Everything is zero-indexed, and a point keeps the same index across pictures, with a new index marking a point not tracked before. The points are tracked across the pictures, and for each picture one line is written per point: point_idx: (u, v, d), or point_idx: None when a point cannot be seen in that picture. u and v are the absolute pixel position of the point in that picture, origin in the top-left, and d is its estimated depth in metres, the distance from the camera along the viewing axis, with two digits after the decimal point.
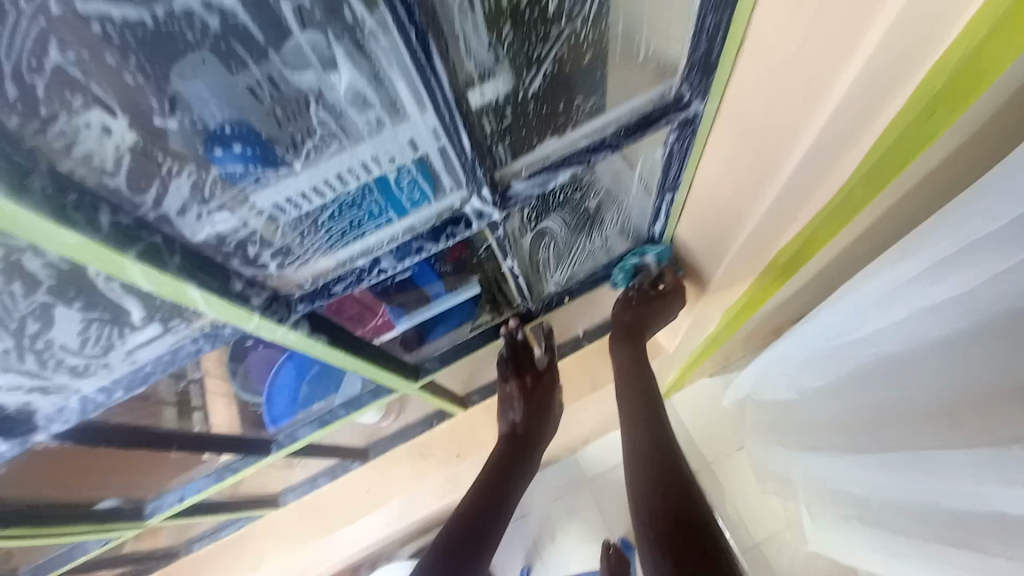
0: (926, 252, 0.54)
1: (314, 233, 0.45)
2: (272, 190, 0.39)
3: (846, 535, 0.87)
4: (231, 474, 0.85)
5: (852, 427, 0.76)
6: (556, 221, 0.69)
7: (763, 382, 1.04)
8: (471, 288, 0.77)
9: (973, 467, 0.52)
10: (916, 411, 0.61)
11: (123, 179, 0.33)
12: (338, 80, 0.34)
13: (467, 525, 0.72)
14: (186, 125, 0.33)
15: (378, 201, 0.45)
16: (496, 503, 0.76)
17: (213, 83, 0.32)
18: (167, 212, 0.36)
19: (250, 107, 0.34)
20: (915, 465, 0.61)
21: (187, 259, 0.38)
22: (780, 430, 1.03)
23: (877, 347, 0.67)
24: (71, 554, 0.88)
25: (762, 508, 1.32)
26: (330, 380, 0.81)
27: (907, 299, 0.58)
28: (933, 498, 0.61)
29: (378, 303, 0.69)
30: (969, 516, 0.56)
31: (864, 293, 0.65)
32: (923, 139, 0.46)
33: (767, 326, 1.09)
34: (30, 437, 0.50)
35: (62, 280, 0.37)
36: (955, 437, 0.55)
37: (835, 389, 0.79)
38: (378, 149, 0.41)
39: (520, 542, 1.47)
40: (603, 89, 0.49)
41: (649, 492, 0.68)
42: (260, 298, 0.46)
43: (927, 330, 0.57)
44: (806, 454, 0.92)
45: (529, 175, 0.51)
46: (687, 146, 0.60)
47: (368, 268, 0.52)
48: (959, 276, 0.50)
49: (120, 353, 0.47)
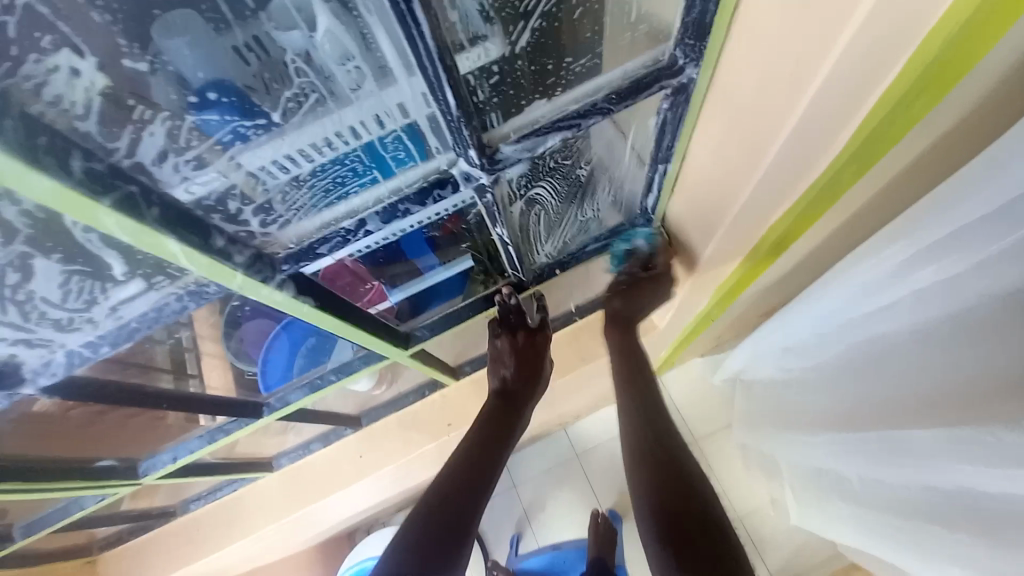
0: (918, 235, 0.54)
1: (297, 191, 0.44)
2: (258, 151, 0.39)
3: (823, 511, 0.90)
4: (223, 436, 0.87)
5: (836, 407, 0.77)
6: (546, 190, 0.68)
7: (752, 361, 1.05)
8: (463, 261, 0.79)
9: (950, 451, 0.53)
10: (897, 394, 0.63)
11: (95, 125, 0.32)
12: (323, 38, 0.34)
13: (450, 506, 0.68)
14: (164, 74, 0.34)
15: (363, 160, 0.44)
16: (478, 481, 0.74)
17: (195, 38, 0.33)
18: (142, 161, 0.35)
19: (236, 67, 0.35)
20: (891, 445, 0.63)
21: (164, 212, 0.37)
22: (766, 410, 1.04)
23: (869, 329, 0.67)
24: (68, 509, 0.90)
25: (745, 486, 1.36)
26: (322, 352, 0.82)
27: (898, 282, 0.59)
28: (910, 480, 0.63)
29: (369, 275, 0.68)
30: (949, 499, 0.57)
31: (855, 275, 0.65)
32: (899, 127, 0.46)
33: (759, 306, 1.10)
34: (17, 390, 0.51)
35: (40, 230, 0.37)
36: (932, 421, 0.56)
37: (823, 370, 0.81)
38: (362, 110, 0.40)
39: (509, 511, 1.52)
40: (596, 50, 0.48)
41: (645, 473, 0.70)
42: (244, 256, 0.45)
43: (916, 317, 0.59)
44: (789, 434, 0.94)
45: (517, 140, 0.50)
46: (679, 116, 0.59)
47: (354, 229, 0.51)
48: (954, 257, 0.50)
49: (104, 308, 0.47)
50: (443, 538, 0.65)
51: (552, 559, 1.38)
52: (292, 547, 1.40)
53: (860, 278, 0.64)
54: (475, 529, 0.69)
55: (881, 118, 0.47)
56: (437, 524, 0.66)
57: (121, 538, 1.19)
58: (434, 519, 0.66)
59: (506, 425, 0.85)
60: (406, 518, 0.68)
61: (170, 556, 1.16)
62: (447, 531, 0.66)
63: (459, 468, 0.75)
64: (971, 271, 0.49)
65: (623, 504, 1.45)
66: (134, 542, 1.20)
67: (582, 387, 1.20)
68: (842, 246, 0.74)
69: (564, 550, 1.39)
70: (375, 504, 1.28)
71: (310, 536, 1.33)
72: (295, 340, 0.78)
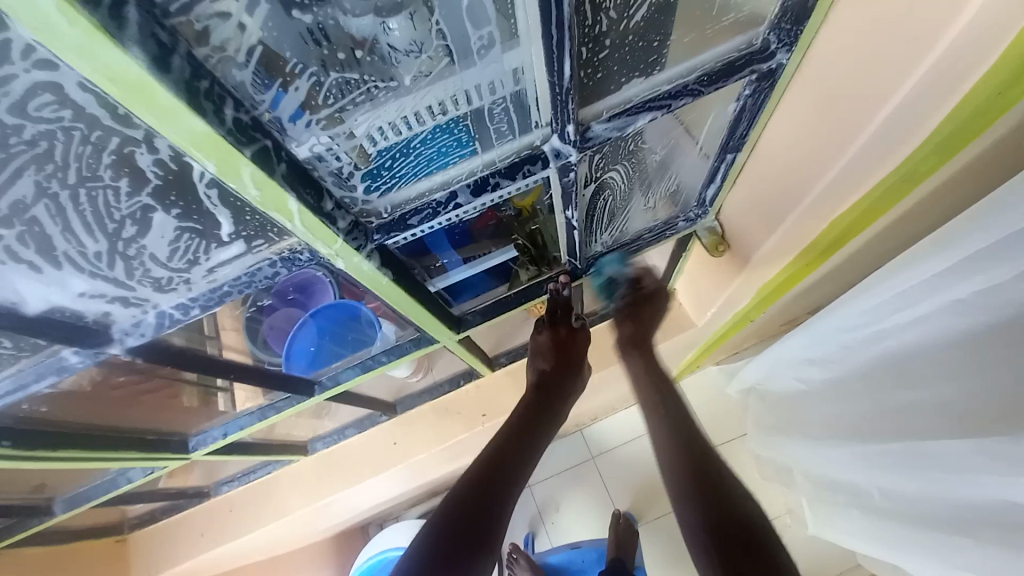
0: (952, 249, 0.55)
1: (404, 159, 0.45)
2: (380, 112, 0.40)
3: (838, 523, 0.91)
4: (273, 413, 0.86)
5: (853, 417, 0.78)
6: (619, 173, 0.68)
7: (769, 371, 1.05)
8: (503, 251, 0.78)
9: (975, 459, 0.53)
10: (923, 402, 0.63)
11: (248, 75, 0.32)
12: (394, 26, 0.35)
13: (464, 520, 0.57)
14: (240, 43, 0.31)
15: (468, 129, 0.46)
16: (498, 483, 0.62)
17: (274, 14, 0.31)
18: (280, 117, 0.36)
19: (303, 51, 0.34)
20: (919, 456, 0.62)
21: (290, 169, 0.39)
22: (782, 420, 1.03)
23: (903, 338, 0.66)
24: (114, 482, 0.91)
25: (761, 497, 1.31)
26: (349, 342, 0.83)
27: (938, 293, 0.59)
28: (935, 488, 0.62)
29: (410, 266, 0.64)
30: (968, 510, 0.58)
31: (890, 286, 0.65)
32: (997, 111, 0.44)
33: (787, 314, 1.09)
34: (106, 349, 0.52)
35: (168, 182, 0.38)
36: (958, 433, 0.56)
37: (846, 380, 0.80)
38: (482, 74, 0.41)
39: (523, 511, 1.51)
40: (669, 29, 0.47)
41: (678, 475, 0.61)
42: (345, 222, 0.47)
43: (949, 325, 0.59)
44: (805, 442, 0.94)
45: (609, 118, 0.51)
46: (760, 103, 0.60)
47: (444, 202, 0.52)
48: (1000, 266, 0.49)
49: (202, 270, 0.48)
50: (474, 523, 0.57)
51: (570, 556, 1.36)
52: (312, 536, 1.39)
53: (898, 287, 0.64)
54: (500, 546, 0.58)
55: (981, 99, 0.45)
56: (469, 507, 0.58)
57: (154, 517, 1.19)
58: (467, 503, 0.59)
59: (539, 423, 0.74)
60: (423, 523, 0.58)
61: (201, 538, 1.16)
62: (462, 549, 0.55)
63: (475, 475, 0.63)
64: (1014, 281, 0.49)
65: (640, 508, 1.44)
66: (166, 522, 1.20)
67: (612, 384, 1.19)
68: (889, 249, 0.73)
69: (582, 549, 1.37)
70: (396, 492, 1.29)
71: (328, 525, 1.32)
72: (323, 329, 0.79)
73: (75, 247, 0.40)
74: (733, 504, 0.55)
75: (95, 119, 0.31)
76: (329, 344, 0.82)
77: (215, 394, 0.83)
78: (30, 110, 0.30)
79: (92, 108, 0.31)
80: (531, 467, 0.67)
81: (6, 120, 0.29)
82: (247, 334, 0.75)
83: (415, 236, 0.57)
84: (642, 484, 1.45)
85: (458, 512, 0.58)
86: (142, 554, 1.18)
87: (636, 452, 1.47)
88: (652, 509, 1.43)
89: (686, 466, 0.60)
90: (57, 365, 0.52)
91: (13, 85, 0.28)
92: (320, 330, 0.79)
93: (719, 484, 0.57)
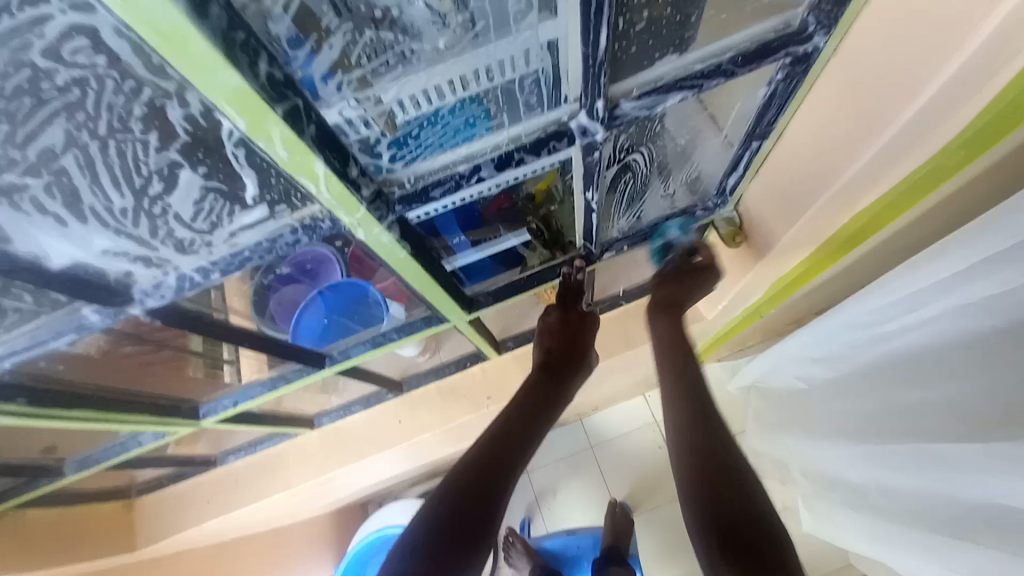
0: (967, 251, 0.54)
1: (431, 128, 0.45)
2: (411, 78, 0.39)
3: (835, 521, 0.91)
4: (284, 385, 0.87)
5: (858, 415, 0.78)
6: (641, 156, 0.68)
7: (771, 369, 1.04)
8: (517, 235, 0.77)
9: (979, 462, 0.53)
10: (930, 404, 0.63)
11: (283, 30, 0.32)
12: None
13: (462, 512, 0.56)
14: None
15: (496, 101, 0.45)
16: (500, 462, 0.62)
17: None
18: (311, 76, 0.35)
19: (337, 12, 0.33)
20: (923, 458, 0.62)
21: (319, 132, 0.38)
22: (783, 418, 1.03)
23: (910, 338, 0.66)
24: (124, 445, 0.92)
25: None
26: (359, 316, 0.84)
27: (947, 294, 0.58)
28: (936, 490, 0.62)
29: (428, 241, 0.64)
30: (968, 512, 0.59)
31: (902, 284, 0.64)
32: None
33: (795, 310, 1.09)
34: (125, 310, 0.52)
35: (196, 139, 0.38)
36: (963, 436, 0.56)
37: (852, 379, 0.80)
38: (516, 44, 0.40)
39: (521, 495, 1.52)
40: (701, 6, 0.46)
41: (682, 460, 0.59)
42: (368, 190, 0.47)
43: (959, 328, 0.58)
44: (806, 440, 0.94)
45: (639, 96, 0.49)
46: (792, 88, 0.59)
47: (467, 175, 0.51)
48: (1012, 269, 0.49)
49: (223, 233, 0.48)
50: (475, 502, 0.57)
51: (567, 542, 1.38)
52: (312, 511, 1.41)
53: (905, 288, 0.64)
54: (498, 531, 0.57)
55: (1021, 90, 0.44)
56: (470, 486, 0.59)
57: (161, 483, 1.21)
58: (469, 483, 0.59)
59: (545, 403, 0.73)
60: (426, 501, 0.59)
61: (207, 505, 1.19)
62: (461, 536, 0.55)
63: (479, 452, 0.63)
64: None
65: (638, 498, 1.45)
66: (172, 489, 1.22)
67: (618, 373, 1.19)
68: (907, 247, 0.72)
69: (579, 536, 1.38)
70: (397, 471, 1.30)
71: (329, 500, 1.34)
72: (332, 305, 0.79)
73: (101, 203, 0.40)
74: (733, 494, 0.54)
75: (130, 68, 0.31)
76: (338, 319, 0.82)
77: (221, 367, 0.84)
78: (65, 54, 0.29)
79: (127, 56, 0.30)
80: (533, 447, 0.67)
81: (40, 62, 0.29)
82: (256, 308, 0.74)
83: (433, 211, 0.57)
84: (641, 474, 1.46)
85: (459, 492, 0.58)
86: (148, 519, 1.20)
87: (636, 442, 1.48)
88: (649, 500, 1.44)
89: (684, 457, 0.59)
90: (77, 323, 0.53)
91: (52, 27, 0.28)
92: (328, 305, 0.79)
93: (721, 474, 0.56)
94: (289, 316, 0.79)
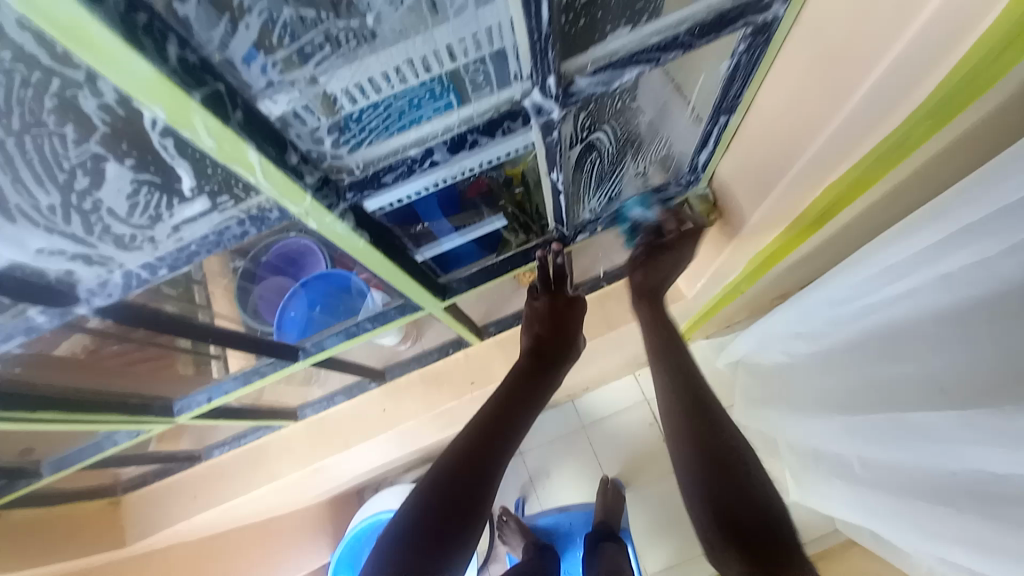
0: (947, 220, 0.53)
1: (374, 111, 0.43)
2: (345, 60, 0.38)
3: (822, 491, 0.92)
4: (259, 377, 0.85)
5: (841, 390, 0.78)
6: (606, 134, 0.66)
7: (758, 346, 1.05)
8: (491, 221, 0.76)
9: (958, 431, 0.53)
10: (910, 375, 0.62)
11: (193, 10, 0.30)
12: None
13: (452, 488, 0.56)
14: None
15: (442, 80, 0.43)
16: (491, 445, 0.62)
17: None
18: (232, 57, 0.33)
19: None
20: (900, 429, 0.63)
21: (247, 118, 0.36)
22: (769, 393, 1.04)
23: (892, 312, 0.65)
24: (101, 445, 0.91)
25: None
26: (340, 311, 0.83)
27: (927, 266, 0.57)
28: (913, 456, 0.63)
29: (394, 231, 0.63)
30: (947, 479, 0.59)
31: (881, 258, 0.64)
32: (996, 72, 0.42)
33: (779, 287, 1.08)
34: (72, 310, 0.51)
35: (118, 130, 0.36)
36: (942, 404, 0.56)
37: (834, 353, 0.79)
38: (457, 25, 0.38)
39: (514, 478, 1.53)
40: None
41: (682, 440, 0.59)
42: (313, 178, 0.45)
43: (937, 300, 0.57)
44: (792, 414, 0.94)
45: (594, 72, 0.48)
46: (755, 59, 0.58)
47: (420, 159, 0.50)
48: (988, 240, 0.48)
49: (166, 228, 0.46)
50: (466, 483, 0.57)
51: (559, 519, 1.40)
52: (305, 500, 1.42)
53: (885, 261, 0.63)
54: (488, 510, 0.58)
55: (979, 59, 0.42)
56: (462, 468, 0.58)
57: (147, 480, 1.21)
58: (461, 464, 0.59)
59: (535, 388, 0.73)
60: (416, 484, 0.58)
61: (193, 499, 1.18)
62: (452, 514, 0.55)
63: (469, 434, 0.63)
64: (1000, 256, 0.47)
65: (628, 475, 1.46)
66: (159, 485, 1.22)
67: (603, 353, 1.19)
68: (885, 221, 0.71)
69: (571, 512, 1.41)
70: (387, 457, 1.30)
71: (324, 488, 1.36)
72: (313, 299, 0.79)
73: (27, 201, 0.38)
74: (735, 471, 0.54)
75: (35, 58, 0.29)
76: (321, 315, 0.82)
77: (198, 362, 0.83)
78: None
79: (30, 47, 0.29)
80: (524, 432, 0.67)
81: None
82: (239, 304, 0.75)
83: (402, 198, 0.56)
84: (631, 453, 1.47)
85: (449, 474, 0.58)
86: (135, 516, 1.20)
87: (625, 422, 1.49)
88: (640, 476, 1.46)
89: (688, 437, 0.58)
90: (24, 326, 0.51)
91: None
92: (309, 300, 0.80)
93: (722, 452, 0.56)
94: (275, 308, 0.80)
